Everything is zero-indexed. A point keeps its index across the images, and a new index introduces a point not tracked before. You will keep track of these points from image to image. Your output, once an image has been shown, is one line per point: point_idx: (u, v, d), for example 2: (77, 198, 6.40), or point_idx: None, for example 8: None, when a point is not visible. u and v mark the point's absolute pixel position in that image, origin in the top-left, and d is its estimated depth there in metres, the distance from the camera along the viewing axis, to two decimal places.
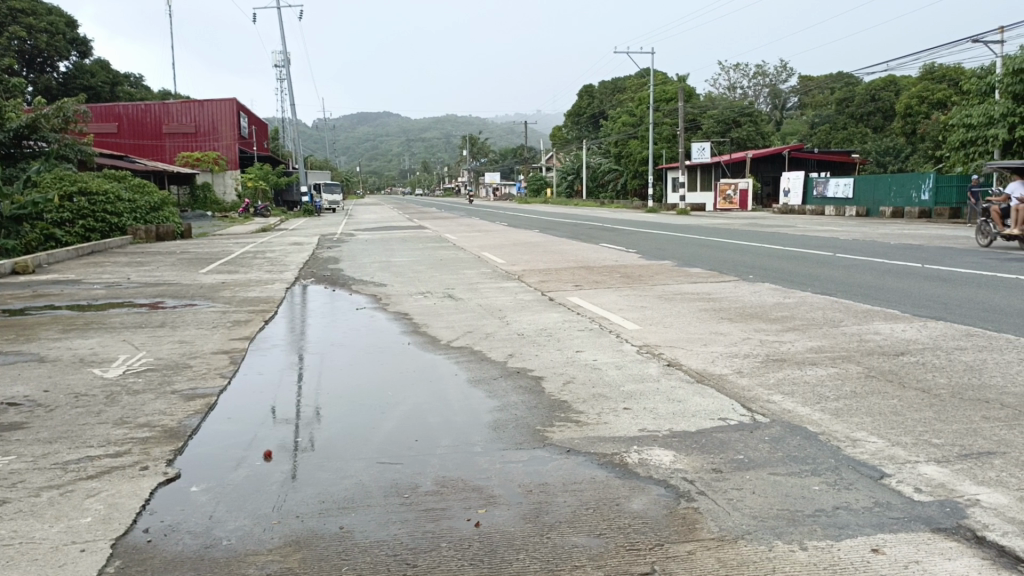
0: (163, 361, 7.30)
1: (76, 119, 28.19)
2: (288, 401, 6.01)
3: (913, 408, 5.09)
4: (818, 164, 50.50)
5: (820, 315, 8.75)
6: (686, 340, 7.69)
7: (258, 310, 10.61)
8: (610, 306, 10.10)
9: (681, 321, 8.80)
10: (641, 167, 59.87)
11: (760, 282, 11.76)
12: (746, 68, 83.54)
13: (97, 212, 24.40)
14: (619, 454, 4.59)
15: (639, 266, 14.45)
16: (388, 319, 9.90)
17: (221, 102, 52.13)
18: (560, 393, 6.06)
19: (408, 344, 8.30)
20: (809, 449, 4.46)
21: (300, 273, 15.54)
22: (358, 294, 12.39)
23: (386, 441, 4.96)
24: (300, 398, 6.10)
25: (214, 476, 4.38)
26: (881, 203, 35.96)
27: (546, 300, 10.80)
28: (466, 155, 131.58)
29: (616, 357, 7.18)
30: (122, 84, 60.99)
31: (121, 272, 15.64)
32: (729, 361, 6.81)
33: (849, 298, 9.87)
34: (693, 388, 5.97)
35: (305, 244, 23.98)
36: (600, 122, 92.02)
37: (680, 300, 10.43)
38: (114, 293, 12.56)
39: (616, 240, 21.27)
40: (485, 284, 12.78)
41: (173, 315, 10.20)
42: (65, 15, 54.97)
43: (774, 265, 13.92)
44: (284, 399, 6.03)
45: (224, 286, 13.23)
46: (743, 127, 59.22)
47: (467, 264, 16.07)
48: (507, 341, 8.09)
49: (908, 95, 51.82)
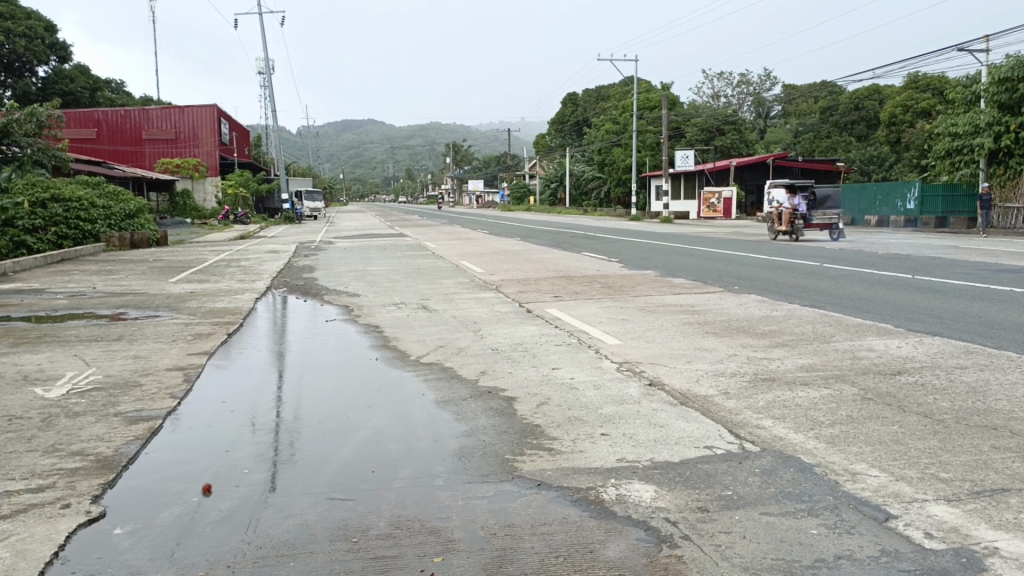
0: (111, 379, 6.78)
1: (50, 125, 27.55)
2: (241, 423, 5.55)
3: (916, 436, 4.74)
4: (801, 173, 50.46)
5: (809, 330, 8.38)
6: (669, 356, 7.30)
7: (222, 322, 10.10)
8: (591, 318, 9.70)
9: (664, 335, 8.41)
10: (625, 175, 59.71)
11: (746, 293, 11.40)
12: (730, 76, 83.77)
13: (69, 219, 23.72)
14: (596, 489, 4.16)
15: (621, 276, 14.07)
16: (358, 332, 9.42)
17: (202, 108, 51.42)
18: (532, 416, 5.61)
19: (375, 360, 7.82)
20: (804, 485, 4.08)
21: (272, 283, 15.07)
22: (330, 305, 11.93)
23: (339, 473, 4.49)
24: (253, 421, 5.63)
25: (143, 515, 3.90)
26: (865, 212, 35.91)
27: (523, 312, 10.40)
28: (449, 162, 131.24)
29: (594, 375, 6.77)
30: (102, 89, 60.14)
31: (86, 281, 15.06)
32: (713, 380, 6.42)
33: (839, 311, 9.53)
34: (676, 411, 5.55)
35: (283, 252, 23.42)
36: (584, 130, 92.05)
37: (664, 312, 10.05)
38: (75, 303, 12.02)
39: (597, 249, 20.91)
40: (462, 295, 12.37)
41: (133, 327, 9.67)
42: (44, 18, 54.15)
43: (759, 275, 13.62)
44: (235, 423, 5.56)
45: (192, 297, 12.74)
46: (727, 135, 59.19)
47: (445, 273, 15.65)
48: (480, 357, 7.65)
49: (892, 104, 52.00)
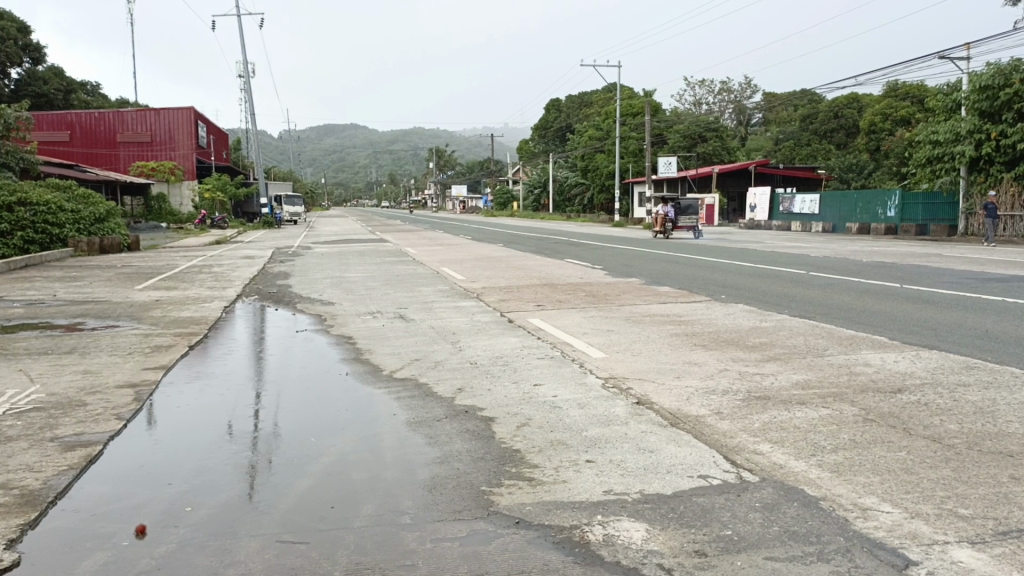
0: (54, 399, 6.25)
1: (19, 127, 26.85)
2: (192, 448, 5.08)
3: (928, 465, 4.35)
4: (783, 180, 50.51)
5: (801, 342, 7.99)
6: (656, 372, 6.88)
7: (185, 333, 9.56)
8: (573, 329, 9.28)
9: (651, 348, 7.99)
10: (607, 181, 59.62)
11: (733, 302, 11.04)
12: (711, 84, 83.81)
13: (37, 223, 23.07)
14: (580, 528, 3.73)
15: (604, 284, 13.69)
16: (329, 344, 8.94)
17: (179, 111, 50.62)
18: (512, 440, 5.15)
19: (346, 375, 7.34)
20: (811, 522, 3.69)
21: (244, 290, 14.56)
22: (302, 314, 11.46)
23: (291, 509, 4.04)
24: (207, 445, 5.16)
25: (64, 563, 3.44)
26: (846, 219, 35.85)
27: (504, 322, 9.95)
28: (431, 168, 130.66)
29: (578, 392, 6.33)
30: (77, 91, 59.21)
31: (48, 288, 14.44)
32: (705, 399, 5.99)
33: (830, 322, 9.18)
34: (665, 434, 5.13)
35: (257, 258, 22.80)
36: (567, 135, 91.91)
37: (650, 322, 9.65)
38: (34, 312, 11.48)
39: (580, 255, 20.55)
40: (440, 303, 11.94)
41: (89, 338, 9.16)
42: (18, 19, 53.11)
43: (746, 283, 13.32)
44: (186, 447, 5.09)
45: (158, 305, 12.23)
46: (709, 142, 59.16)
47: (424, 281, 15.19)
48: (457, 372, 7.19)
49: (871, 112, 52.12)
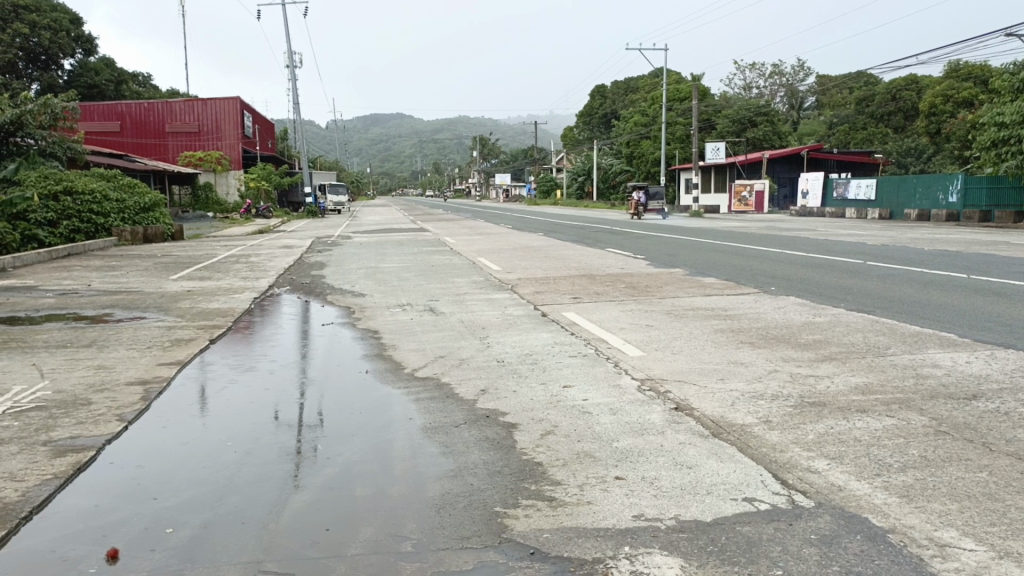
0: (58, 397, 5.92)
1: (66, 116, 26.80)
2: (188, 457, 4.66)
3: (1015, 490, 3.77)
4: (837, 165, 49.07)
5: (860, 340, 7.34)
6: (698, 372, 6.33)
7: (208, 326, 9.25)
8: (611, 323, 8.77)
9: (692, 346, 7.40)
10: (654, 168, 58.79)
11: (785, 295, 10.38)
12: (762, 67, 81.88)
13: (82, 212, 23.20)
14: (604, 561, 3.23)
15: (647, 275, 13.10)
16: (353, 339, 8.52)
17: (225, 100, 50.96)
18: (534, 451, 4.66)
19: (366, 373, 6.92)
20: (876, 563, 3.15)
21: (277, 281, 14.29)
22: (331, 305, 11.10)
23: (282, 531, 3.61)
24: (208, 452, 4.74)
25: None
26: (905, 206, 34.44)
27: (537, 316, 9.46)
28: (477, 155, 130.49)
29: (612, 396, 5.80)
30: (128, 81, 60.12)
31: (83, 278, 14.37)
32: (752, 406, 5.41)
33: (891, 316, 8.50)
34: (706, 447, 4.59)
35: (296, 247, 22.61)
36: (612, 122, 90.83)
37: (693, 316, 9.06)
38: (63, 302, 11.34)
39: (623, 244, 19.91)
40: (474, 295, 11.50)
41: (111, 330, 8.90)
42: (70, 11, 54.03)
43: (796, 274, 12.59)
44: (181, 455, 4.68)
45: (188, 296, 12.00)
46: (759, 127, 57.75)
47: (460, 271, 14.74)
48: (483, 371, 6.72)
49: (931, 94, 50.21)
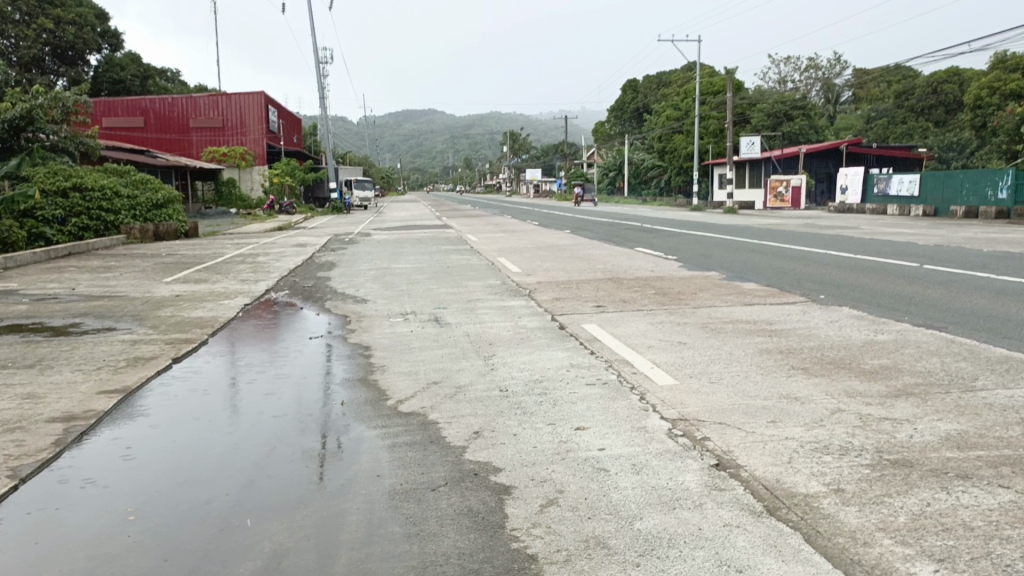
0: None
1: (79, 110, 26.15)
2: (59, 547, 3.53)
3: None
4: (877, 159, 47.03)
5: (940, 368, 6.05)
6: (742, 412, 5.12)
7: (178, 341, 8.16)
8: (636, 340, 7.58)
9: (735, 373, 6.14)
10: (686, 163, 57.16)
11: (838, 306, 9.06)
12: (798, 60, 79.63)
13: (91, 209, 22.40)
14: None
15: (679, 279, 11.84)
16: (338, 358, 7.36)
17: (249, 95, 50.14)
18: (527, 536, 3.48)
19: (343, 404, 5.78)
20: None
21: (279, 284, 13.26)
22: (328, 314, 9.94)
23: None
24: (86, 539, 3.61)
25: None
26: (951, 202, 32.64)
27: (554, 330, 8.27)
28: (507, 151, 129.72)
29: (634, 445, 4.59)
30: (155, 77, 59.92)
31: (72, 281, 13.45)
32: (816, 464, 4.18)
33: (967, 335, 7.18)
34: (760, 534, 3.39)
35: (309, 246, 21.62)
36: (644, 116, 88.95)
37: (733, 332, 7.81)
38: (38, 309, 10.39)
39: (653, 243, 18.64)
40: (486, 303, 10.32)
41: (67, 346, 7.89)
42: (96, 6, 53.82)
43: (846, 279, 11.26)
44: (56, 541, 3.59)
45: (172, 302, 10.98)
46: (796, 121, 55.91)
47: (474, 274, 13.59)
48: (480, 406, 5.54)
49: (977, 86, 47.74)
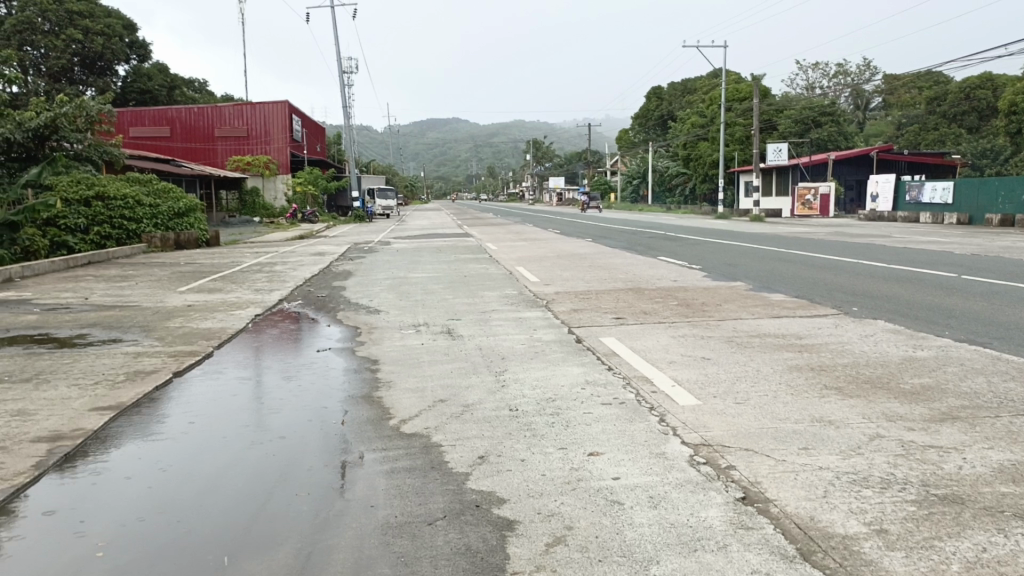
0: None
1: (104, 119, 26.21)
2: None
3: None
4: (908, 165, 46.14)
5: (987, 389, 5.57)
6: (771, 437, 4.69)
7: (181, 353, 7.88)
8: (659, 355, 7.16)
9: (763, 393, 5.71)
10: (711, 171, 56.61)
11: (872, 319, 8.58)
12: (826, 67, 78.69)
13: (113, 218, 22.36)
14: None
15: (704, 289, 11.41)
16: (342, 372, 7.03)
17: (274, 104, 50.31)
18: None
19: (345, 423, 5.44)
20: None
21: (293, 293, 13.01)
22: (337, 326, 9.62)
23: None
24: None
25: None
26: (985, 209, 31.79)
27: (571, 343, 7.88)
28: (531, 159, 129.53)
29: (652, 474, 4.19)
30: (181, 86, 60.38)
31: (87, 290, 13.30)
32: (855, 499, 3.77)
33: (1014, 352, 6.69)
34: None
35: (328, 254, 21.43)
36: (669, 123, 88.36)
37: (761, 347, 7.38)
38: (47, 319, 10.23)
39: (678, 252, 18.17)
40: (502, 313, 9.96)
41: (67, 358, 7.65)
42: (124, 18, 54.44)
43: (879, 289, 10.77)
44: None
45: (183, 312, 10.75)
46: (824, 127, 55.25)
47: (492, 284, 13.25)
48: (488, 427, 5.17)
49: (1011, 91, 46.67)
